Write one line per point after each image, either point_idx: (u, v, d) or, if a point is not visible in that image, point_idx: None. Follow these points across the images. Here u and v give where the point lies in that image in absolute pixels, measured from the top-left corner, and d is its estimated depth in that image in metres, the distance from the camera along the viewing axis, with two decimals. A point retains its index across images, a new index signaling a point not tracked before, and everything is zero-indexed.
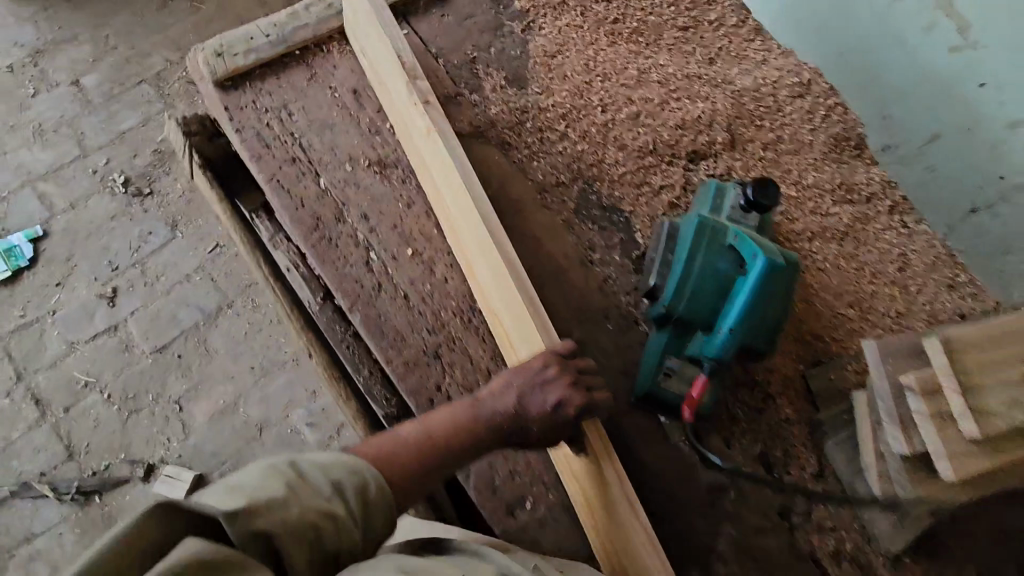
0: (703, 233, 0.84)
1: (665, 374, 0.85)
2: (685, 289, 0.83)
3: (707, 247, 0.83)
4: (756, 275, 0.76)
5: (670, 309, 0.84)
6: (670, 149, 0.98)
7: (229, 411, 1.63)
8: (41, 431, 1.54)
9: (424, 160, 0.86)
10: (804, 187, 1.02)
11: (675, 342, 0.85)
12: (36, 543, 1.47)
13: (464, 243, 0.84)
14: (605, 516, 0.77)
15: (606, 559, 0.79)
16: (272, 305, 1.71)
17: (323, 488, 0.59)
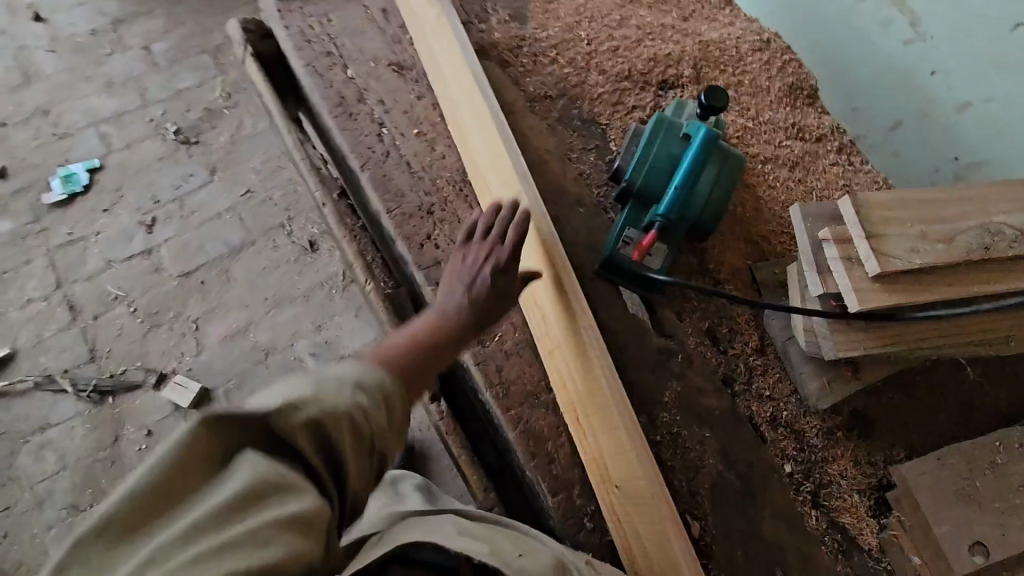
0: (662, 124, 0.99)
1: (624, 241, 0.98)
2: (644, 166, 0.98)
3: (665, 134, 0.98)
4: (700, 142, 0.93)
5: (630, 182, 0.98)
6: (643, 77, 1.15)
7: (240, 335, 1.77)
8: (70, 333, 1.70)
9: (434, 57, 1.05)
10: (760, 121, 1.18)
11: (635, 215, 0.99)
12: (50, 432, 1.60)
13: (461, 120, 1.00)
14: (562, 342, 0.87)
15: (561, 387, 0.89)
16: (291, 247, 1.88)
17: (349, 383, 0.58)
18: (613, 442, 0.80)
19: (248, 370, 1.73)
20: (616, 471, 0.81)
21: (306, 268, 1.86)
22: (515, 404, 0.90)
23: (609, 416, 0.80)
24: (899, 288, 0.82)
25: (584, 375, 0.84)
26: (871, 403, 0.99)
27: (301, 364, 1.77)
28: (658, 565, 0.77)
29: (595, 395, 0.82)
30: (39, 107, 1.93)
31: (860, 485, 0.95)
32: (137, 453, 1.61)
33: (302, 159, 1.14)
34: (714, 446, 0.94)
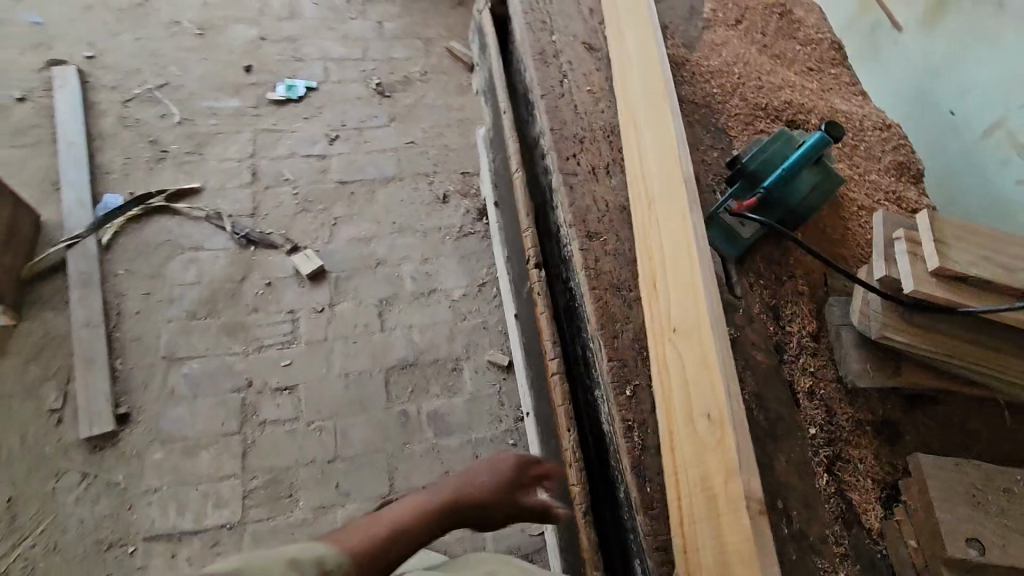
0: (783, 134, 1.22)
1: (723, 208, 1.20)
2: (758, 158, 1.21)
3: (784, 140, 1.21)
4: (811, 143, 1.13)
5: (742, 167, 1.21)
6: (776, 114, 1.40)
7: (364, 241, 2.09)
8: (245, 192, 2.09)
9: (623, 37, 1.38)
10: (864, 179, 1.37)
11: (739, 193, 1.21)
12: (201, 253, 1.94)
13: (630, 74, 1.32)
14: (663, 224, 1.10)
15: (648, 258, 1.09)
16: (428, 193, 2.23)
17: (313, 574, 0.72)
18: (685, 288, 1.03)
19: (360, 269, 2.03)
20: (676, 313, 1.02)
21: (433, 212, 2.19)
22: (600, 286, 1.09)
23: (688, 270, 1.04)
24: (952, 288, 0.97)
25: (676, 246, 1.07)
26: (904, 414, 1.07)
27: (401, 280, 2.04)
28: (693, 383, 0.95)
29: (682, 254, 1.06)
30: (291, 36, 2.48)
31: (874, 476, 1.03)
32: (254, 295, 1.91)
33: (499, 81, 1.42)
34: (751, 388, 1.06)
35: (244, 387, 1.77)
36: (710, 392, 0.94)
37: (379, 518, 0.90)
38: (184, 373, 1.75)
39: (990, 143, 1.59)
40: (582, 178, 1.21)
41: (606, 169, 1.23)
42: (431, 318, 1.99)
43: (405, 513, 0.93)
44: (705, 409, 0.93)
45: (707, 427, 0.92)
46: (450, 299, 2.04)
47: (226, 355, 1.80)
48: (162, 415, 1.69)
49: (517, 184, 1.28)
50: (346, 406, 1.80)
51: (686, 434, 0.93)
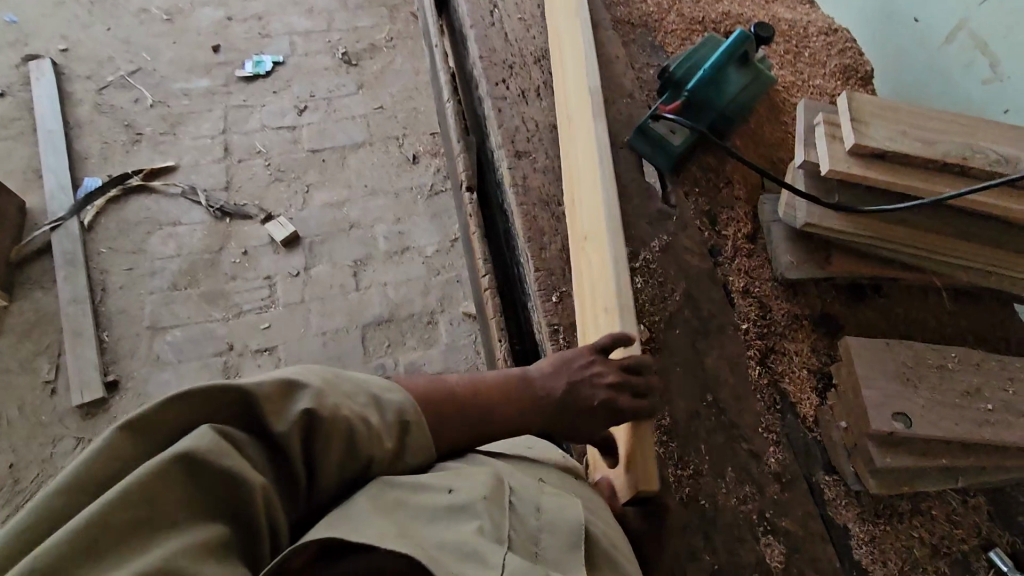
0: (709, 39, 1.22)
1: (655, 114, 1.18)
2: (686, 62, 1.19)
3: (709, 45, 1.20)
4: (733, 39, 1.13)
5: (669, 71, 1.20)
6: (715, 25, 1.38)
7: (337, 206, 2.13)
8: (218, 165, 2.14)
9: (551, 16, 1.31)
10: (809, 84, 1.34)
11: (670, 98, 1.19)
12: (178, 228, 2.00)
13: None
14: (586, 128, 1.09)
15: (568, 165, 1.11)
16: (397, 155, 2.25)
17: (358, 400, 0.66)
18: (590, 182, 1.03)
19: (334, 233, 2.08)
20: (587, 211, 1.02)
21: (404, 173, 2.22)
22: (528, 203, 1.10)
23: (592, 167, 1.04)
24: (869, 165, 0.96)
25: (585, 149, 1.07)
26: (845, 310, 1.08)
27: (375, 241, 2.09)
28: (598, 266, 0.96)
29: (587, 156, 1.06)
30: (257, 14, 2.50)
31: (809, 367, 1.03)
32: (232, 264, 1.97)
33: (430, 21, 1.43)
34: (682, 291, 1.07)
35: (226, 350, 1.83)
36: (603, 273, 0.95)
37: (450, 383, 0.80)
38: (169, 340, 1.82)
39: (955, 46, 1.31)
40: (511, 102, 1.22)
41: (535, 91, 1.23)
42: (405, 275, 2.03)
43: (492, 386, 0.83)
44: (598, 246, 0.97)
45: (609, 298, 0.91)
46: (423, 255, 2.08)
47: (208, 321, 1.87)
48: (149, 382, 1.76)
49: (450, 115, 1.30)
50: (325, 361, 1.86)
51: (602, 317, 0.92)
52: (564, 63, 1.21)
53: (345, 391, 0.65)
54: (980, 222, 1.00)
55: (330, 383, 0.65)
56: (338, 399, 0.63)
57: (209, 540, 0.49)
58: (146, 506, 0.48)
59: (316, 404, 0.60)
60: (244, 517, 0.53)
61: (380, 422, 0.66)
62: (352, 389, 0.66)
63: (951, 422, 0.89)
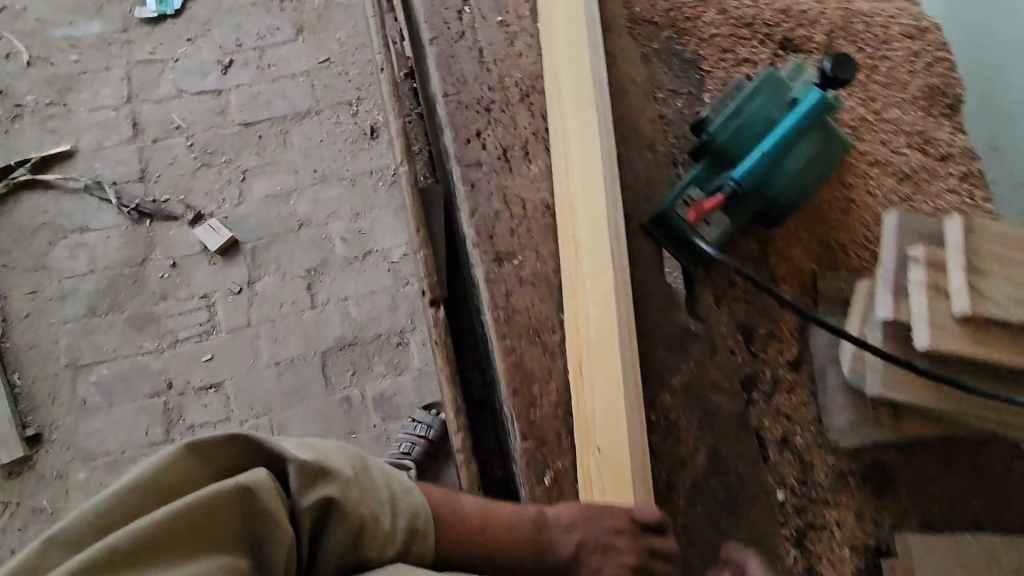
0: (769, 83, 0.85)
1: (683, 201, 0.87)
2: (733, 123, 0.85)
3: (769, 96, 0.85)
4: (807, 105, 0.78)
5: (710, 137, 0.85)
6: (767, 29, 0.99)
7: (281, 198, 1.76)
8: (128, 148, 1.73)
9: (550, 45, 0.92)
10: (881, 118, 1.00)
11: (705, 176, 0.87)
12: (88, 236, 1.66)
13: (556, 19, 0.92)
14: (602, 291, 0.80)
15: (573, 317, 0.82)
16: (352, 127, 1.83)
17: (380, 494, 0.55)
18: (607, 374, 0.77)
19: (279, 236, 1.73)
20: (601, 419, 0.77)
21: (360, 151, 1.81)
22: (512, 335, 0.83)
23: (610, 355, 0.78)
24: (982, 337, 0.68)
25: (602, 322, 0.79)
26: (896, 455, 0.86)
27: (331, 244, 1.74)
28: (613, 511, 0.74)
29: (604, 334, 0.79)
30: None
31: (853, 541, 0.83)
32: (159, 280, 1.66)
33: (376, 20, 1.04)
34: (707, 450, 0.84)
35: (165, 390, 1.60)
36: None
37: (465, 503, 0.62)
38: (95, 380, 1.58)
39: None
40: (488, 170, 0.89)
41: (522, 149, 0.90)
42: (369, 287, 1.73)
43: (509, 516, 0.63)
44: (616, 470, 0.75)
45: None
46: (389, 260, 1.76)
47: (139, 354, 1.61)
48: (79, 430, 1.55)
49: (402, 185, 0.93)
50: (281, 398, 1.63)
51: None
52: (570, 151, 0.86)
53: (366, 481, 0.55)
54: None
55: (359, 474, 0.55)
56: (368, 484, 0.55)
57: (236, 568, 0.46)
58: (181, 534, 0.44)
59: (343, 488, 0.52)
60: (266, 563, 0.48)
61: (389, 528, 0.54)
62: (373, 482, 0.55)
63: None
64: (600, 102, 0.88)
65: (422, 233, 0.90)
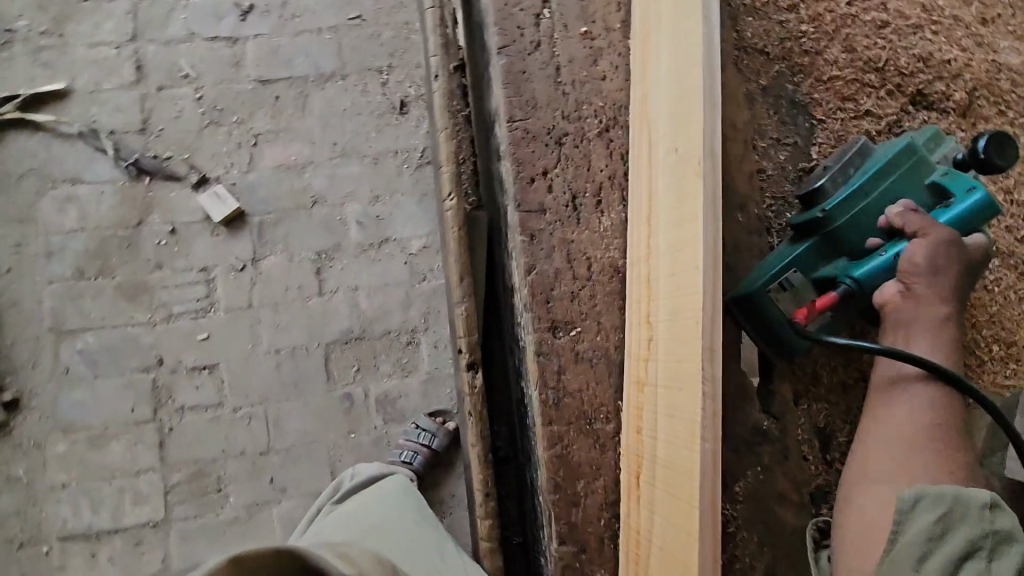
0: (903, 159, 0.73)
1: (778, 286, 0.73)
2: (855, 205, 0.73)
3: (901, 178, 0.73)
4: (966, 206, 0.70)
5: (828, 217, 0.73)
6: (900, 78, 0.84)
7: (295, 170, 1.60)
8: (129, 94, 1.55)
9: (645, 65, 0.74)
10: (1011, 200, 0.86)
11: (809, 258, 0.74)
12: (79, 188, 1.51)
13: (653, 28, 0.73)
14: (681, 400, 0.60)
15: (635, 416, 0.68)
16: (379, 98, 1.64)
17: None
18: (674, 509, 0.60)
19: (290, 212, 1.58)
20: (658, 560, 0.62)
21: (386, 127, 1.64)
22: (560, 421, 0.71)
23: (683, 488, 0.59)
24: None
25: (675, 439, 0.61)
26: None
27: (345, 227, 1.60)
28: None
29: (678, 455, 0.60)
30: None
31: None
32: (155, 247, 1.52)
33: (432, 7, 0.84)
34: (763, 565, 0.76)
35: (155, 366, 1.48)
36: None
37: None
38: (79, 349, 1.46)
39: None
40: (552, 219, 0.74)
41: (594, 198, 0.76)
42: (382, 279, 1.60)
43: None
44: None
45: None
46: (406, 252, 1.62)
47: (129, 326, 1.49)
48: (59, 401, 1.44)
49: (448, 219, 0.77)
50: (279, 389, 1.52)
51: None
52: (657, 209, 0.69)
53: None
54: None
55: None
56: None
57: None
58: None
59: None
60: None
61: None
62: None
63: None
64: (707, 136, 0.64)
65: (467, 283, 0.75)
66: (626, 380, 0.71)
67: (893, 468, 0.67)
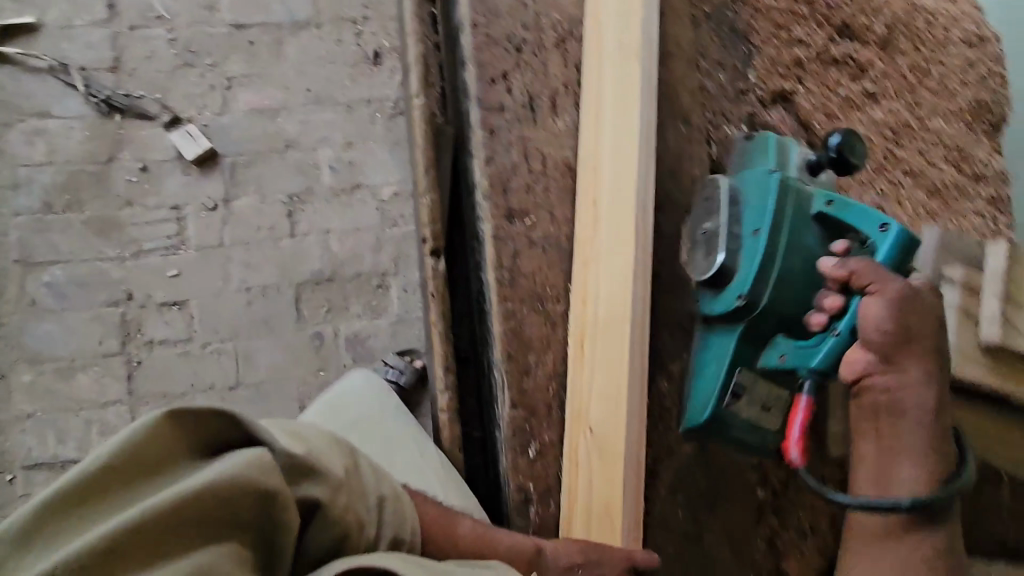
0: (789, 196, 0.76)
1: (732, 397, 0.76)
2: (770, 276, 0.75)
3: (795, 216, 0.76)
4: (886, 246, 0.74)
5: (752, 302, 0.75)
6: (827, 13, 0.95)
7: (269, 114, 1.62)
8: (100, 32, 1.56)
9: None
10: (924, 127, 0.95)
11: (744, 353, 0.77)
12: (48, 122, 1.51)
13: None
14: (618, 272, 0.74)
15: (580, 291, 0.76)
16: (353, 48, 1.68)
17: (371, 496, 0.59)
18: (611, 360, 0.73)
19: (263, 154, 1.61)
20: (597, 407, 0.72)
21: (360, 76, 1.67)
22: (514, 299, 0.78)
23: (618, 342, 0.73)
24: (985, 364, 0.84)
25: (613, 303, 0.74)
26: None
27: (318, 172, 1.63)
28: (597, 506, 0.71)
29: (615, 316, 0.73)
30: None
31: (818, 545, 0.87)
32: (126, 183, 1.53)
33: None
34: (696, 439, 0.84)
35: (124, 300, 1.50)
36: (606, 527, 0.70)
37: (461, 527, 0.65)
38: (47, 282, 1.47)
39: None
40: (511, 118, 0.81)
41: (550, 102, 0.82)
42: (354, 223, 1.64)
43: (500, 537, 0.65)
44: (607, 463, 0.71)
45: None
46: (378, 198, 1.66)
47: (97, 261, 1.50)
48: (26, 331, 1.45)
49: (416, 117, 0.87)
50: (249, 326, 1.55)
51: None
52: (604, 111, 0.78)
53: (359, 488, 0.59)
54: None
55: (352, 474, 0.59)
56: (359, 484, 0.59)
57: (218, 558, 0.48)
58: (200, 514, 0.48)
59: (332, 491, 0.56)
60: (265, 540, 0.52)
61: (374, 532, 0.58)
62: (372, 484, 0.61)
63: None
64: (645, 68, 0.79)
65: (432, 174, 0.85)
66: (573, 264, 0.78)
67: (890, 468, 0.72)
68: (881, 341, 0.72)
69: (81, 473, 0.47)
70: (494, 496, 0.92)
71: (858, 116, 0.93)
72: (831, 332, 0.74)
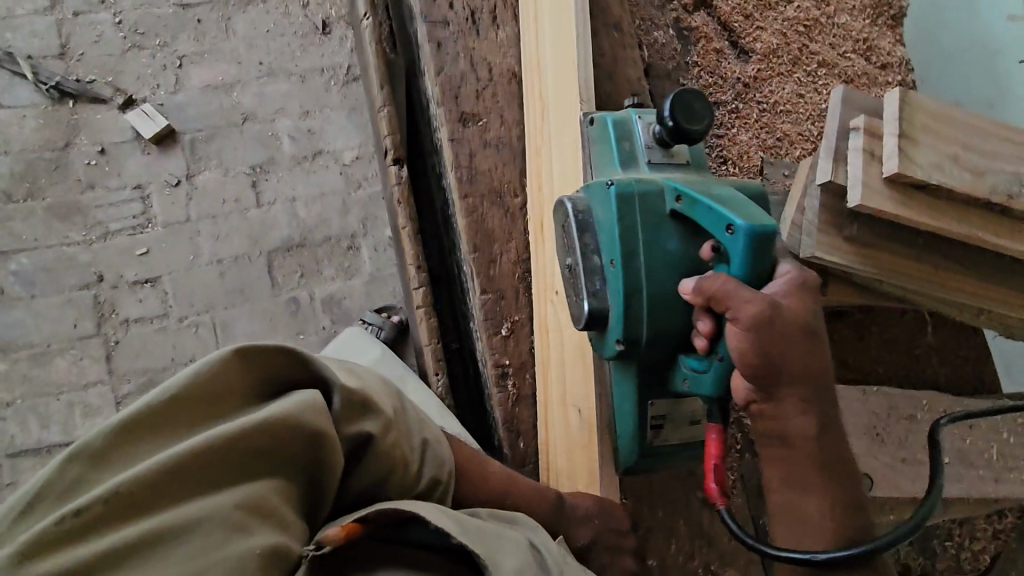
0: (634, 208, 0.64)
1: (653, 429, 0.69)
2: (640, 312, 0.64)
3: (650, 228, 0.65)
4: (743, 237, 0.59)
5: (631, 348, 0.65)
6: None
7: (223, 90, 1.64)
8: (44, 20, 1.56)
9: None
10: (832, 23, 1.04)
11: (642, 387, 0.68)
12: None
13: None
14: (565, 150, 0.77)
15: (535, 177, 0.83)
16: (301, 19, 1.71)
17: (415, 439, 0.65)
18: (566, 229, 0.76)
19: (221, 129, 1.63)
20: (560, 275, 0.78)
21: (311, 46, 1.71)
22: (475, 195, 0.85)
23: None
24: (905, 200, 0.77)
25: (565, 177, 0.77)
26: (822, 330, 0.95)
27: (278, 142, 1.66)
28: (569, 362, 0.77)
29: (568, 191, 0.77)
30: None
31: None
32: (85, 167, 1.54)
33: None
34: None
35: (95, 282, 1.50)
36: (582, 382, 0.75)
37: (490, 467, 0.73)
38: (14, 270, 1.48)
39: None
40: (455, 31, 0.88)
41: (490, 14, 0.89)
42: (319, 189, 1.67)
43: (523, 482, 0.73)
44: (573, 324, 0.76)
45: (578, 426, 0.76)
46: (340, 163, 1.70)
47: (64, 246, 1.50)
48: None
49: (367, 37, 0.94)
50: (225, 297, 1.57)
51: (559, 430, 0.79)
52: (539, 9, 0.83)
53: (405, 426, 0.64)
54: (980, 254, 0.84)
55: (399, 415, 0.64)
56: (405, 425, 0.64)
57: (272, 492, 0.51)
58: (258, 451, 0.50)
59: (383, 429, 0.60)
60: (316, 480, 0.55)
61: (415, 469, 0.63)
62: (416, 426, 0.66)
63: (906, 481, 0.88)
64: None
65: (386, 91, 0.92)
66: (528, 156, 0.85)
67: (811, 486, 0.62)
68: (770, 348, 0.58)
69: (145, 405, 0.48)
70: (478, 394, 0.99)
71: (773, 15, 1.02)
72: (714, 357, 0.62)
